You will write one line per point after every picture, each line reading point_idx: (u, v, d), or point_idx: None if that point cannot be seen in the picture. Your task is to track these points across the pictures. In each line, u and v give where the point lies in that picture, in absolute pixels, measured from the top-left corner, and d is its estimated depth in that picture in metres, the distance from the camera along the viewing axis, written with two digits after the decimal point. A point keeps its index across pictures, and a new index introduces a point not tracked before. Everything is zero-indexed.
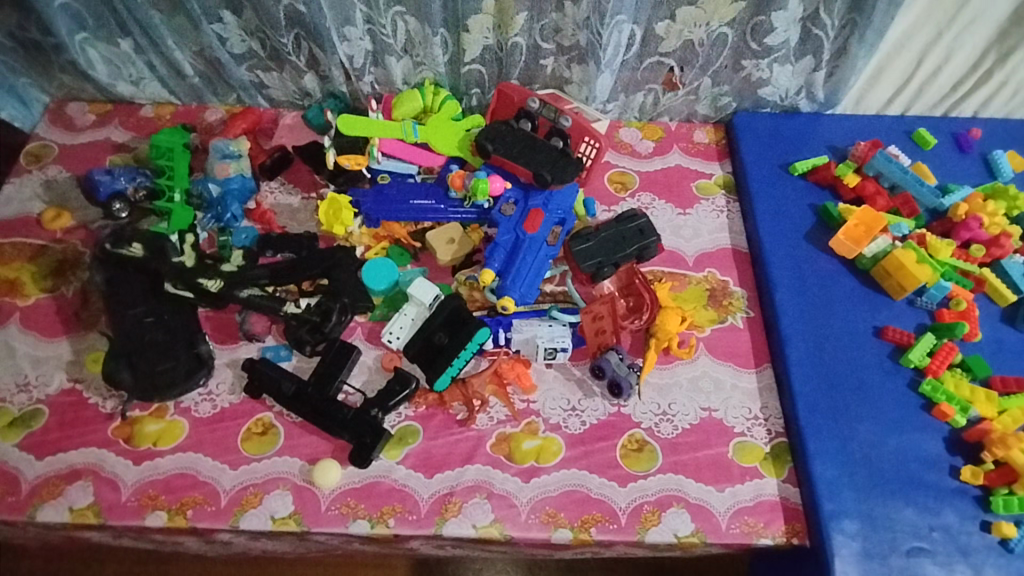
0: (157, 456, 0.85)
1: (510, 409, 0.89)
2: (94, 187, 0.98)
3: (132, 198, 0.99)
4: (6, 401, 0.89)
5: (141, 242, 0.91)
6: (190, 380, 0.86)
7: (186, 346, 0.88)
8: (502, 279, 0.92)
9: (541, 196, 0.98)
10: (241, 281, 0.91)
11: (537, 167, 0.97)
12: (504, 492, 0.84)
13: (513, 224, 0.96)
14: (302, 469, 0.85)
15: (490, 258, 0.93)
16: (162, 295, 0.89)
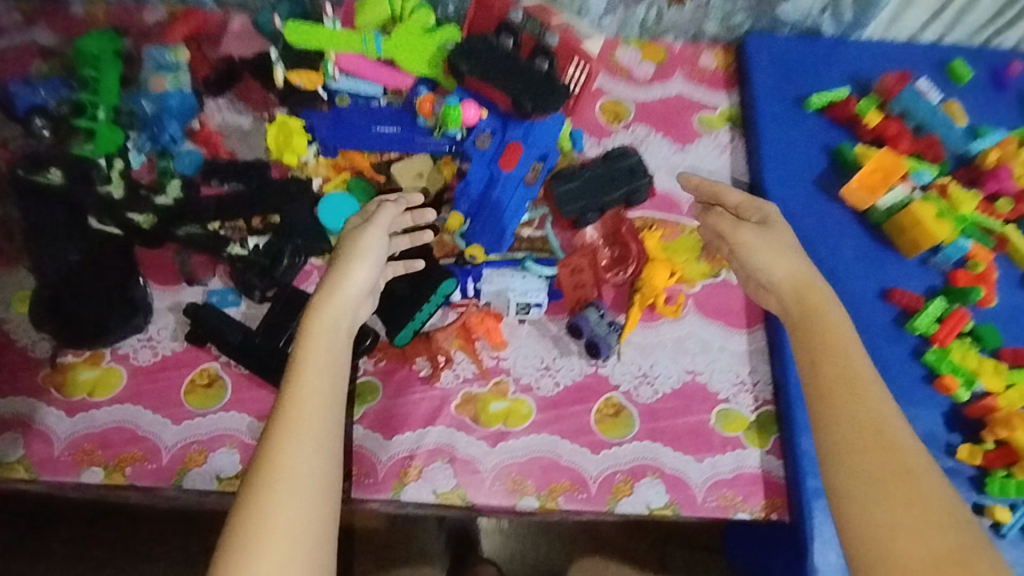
0: (92, 408, 0.78)
1: (478, 367, 0.82)
2: (9, 99, 0.85)
3: (55, 113, 0.85)
4: None
5: (61, 168, 0.81)
6: (126, 324, 0.79)
7: (118, 288, 0.79)
8: (473, 225, 0.83)
9: (522, 128, 0.86)
10: (179, 216, 0.81)
11: (517, 94, 0.84)
12: (467, 457, 0.78)
13: (487, 160, 0.85)
14: (250, 426, 0.78)
15: (461, 201, 0.83)
16: (88, 230, 0.79)
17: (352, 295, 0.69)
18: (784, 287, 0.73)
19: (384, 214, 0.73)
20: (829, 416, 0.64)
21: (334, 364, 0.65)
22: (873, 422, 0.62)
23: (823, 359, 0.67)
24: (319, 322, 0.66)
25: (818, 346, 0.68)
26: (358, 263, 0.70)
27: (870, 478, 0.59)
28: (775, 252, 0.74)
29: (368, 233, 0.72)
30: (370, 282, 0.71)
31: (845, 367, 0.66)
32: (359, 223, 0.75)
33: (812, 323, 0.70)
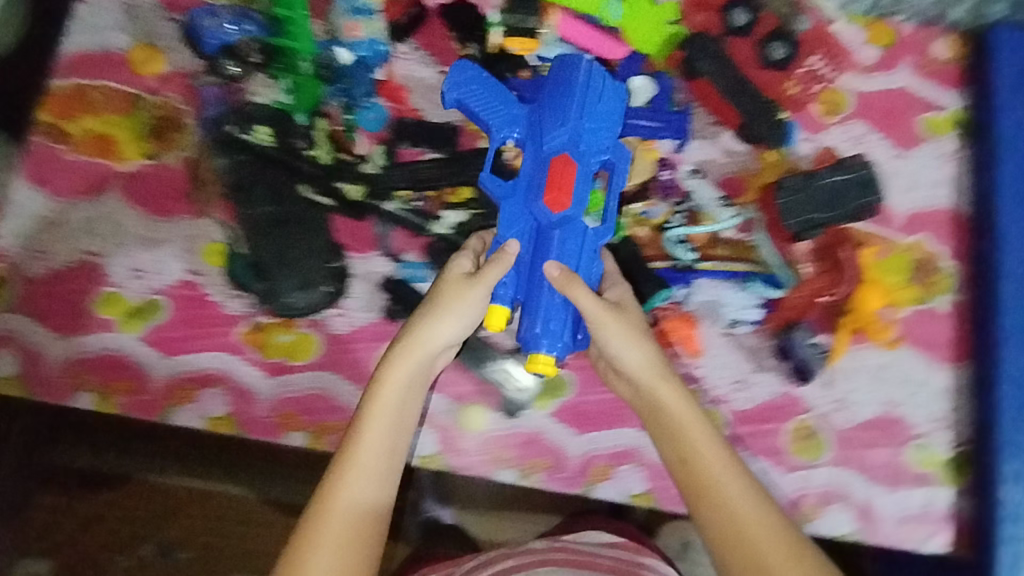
0: (291, 371, 0.78)
1: (673, 373, 0.80)
2: (201, 37, 0.80)
3: (244, 52, 0.81)
4: (120, 287, 0.80)
5: (267, 125, 0.78)
6: (328, 300, 0.78)
7: (321, 260, 0.77)
8: (531, 322, 0.70)
9: (563, 138, 0.73)
10: (382, 189, 0.79)
11: (754, 112, 0.81)
12: (657, 463, 0.79)
13: (528, 203, 0.73)
14: (446, 408, 0.79)
15: (499, 280, 0.71)
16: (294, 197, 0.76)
17: (430, 349, 0.70)
18: (644, 384, 0.72)
19: (495, 268, 0.70)
20: (714, 493, 0.69)
21: (405, 410, 0.70)
22: (714, 486, 0.69)
23: (691, 452, 0.71)
24: (406, 360, 0.69)
25: (676, 431, 0.72)
26: (447, 319, 0.70)
27: (738, 540, 0.67)
28: (629, 338, 0.71)
29: (472, 293, 0.70)
30: (460, 332, 0.71)
31: (686, 449, 0.71)
32: (466, 272, 0.72)
33: (664, 420, 0.72)
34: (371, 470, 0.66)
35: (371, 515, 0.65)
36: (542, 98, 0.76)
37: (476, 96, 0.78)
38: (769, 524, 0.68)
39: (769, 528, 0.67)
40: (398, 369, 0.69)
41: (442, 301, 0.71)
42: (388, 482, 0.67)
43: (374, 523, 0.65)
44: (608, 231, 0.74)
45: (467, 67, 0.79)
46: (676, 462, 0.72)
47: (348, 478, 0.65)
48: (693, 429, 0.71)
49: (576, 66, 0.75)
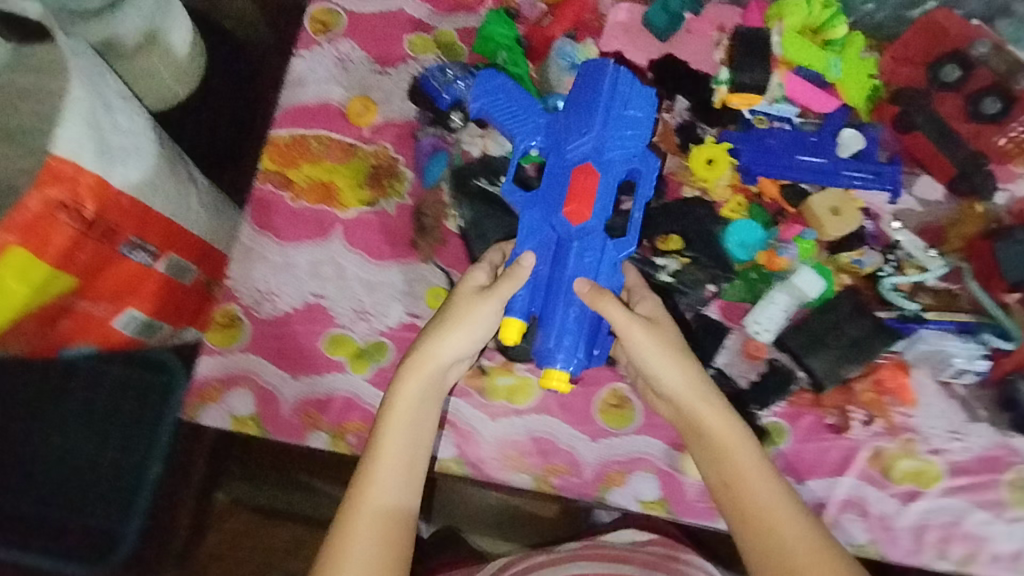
0: (514, 414, 0.81)
1: (888, 422, 0.81)
2: (433, 95, 0.86)
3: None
4: (347, 329, 0.83)
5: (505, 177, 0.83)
6: None
7: None
8: (545, 335, 0.70)
9: (587, 147, 0.74)
10: None
11: (970, 169, 0.82)
12: (881, 515, 0.79)
13: (549, 214, 0.74)
14: (664, 453, 0.80)
15: (511, 295, 0.71)
16: None
17: (441, 361, 0.71)
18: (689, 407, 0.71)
19: (507, 283, 0.70)
20: (756, 515, 0.65)
21: (418, 424, 0.71)
22: (762, 514, 0.65)
23: (730, 474, 0.68)
24: (417, 370, 0.71)
25: (719, 453, 0.69)
26: (456, 331, 0.71)
27: (774, 545, 0.64)
28: (665, 358, 0.70)
29: (481, 305, 0.71)
30: (472, 344, 0.72)
31: (728, 468, 0.69)
32: (479, 285, 0.73)
33: (706, 438, 0.70)
34: (392, 485, 0.68)
35: (387, 521, 0.66)
36: (568, 106, 0.77)
37: (481, 95, 0.81)
38: (798, 528, 0.64)
39: (787, 529, 0.64)
40: (409, 385, 0.70)
41: (452, 314, 0.72)
42: (407, 494, 0.68)
43: (390, 536, 0.65)
44: (632, 243, 0.74)
45: (493, 76, 0.81)
46: (722, 487, 0.69)
47: (370, 491, 0.67)
48: (732, 448, 0.69)
49: (601, 73, 0.75)
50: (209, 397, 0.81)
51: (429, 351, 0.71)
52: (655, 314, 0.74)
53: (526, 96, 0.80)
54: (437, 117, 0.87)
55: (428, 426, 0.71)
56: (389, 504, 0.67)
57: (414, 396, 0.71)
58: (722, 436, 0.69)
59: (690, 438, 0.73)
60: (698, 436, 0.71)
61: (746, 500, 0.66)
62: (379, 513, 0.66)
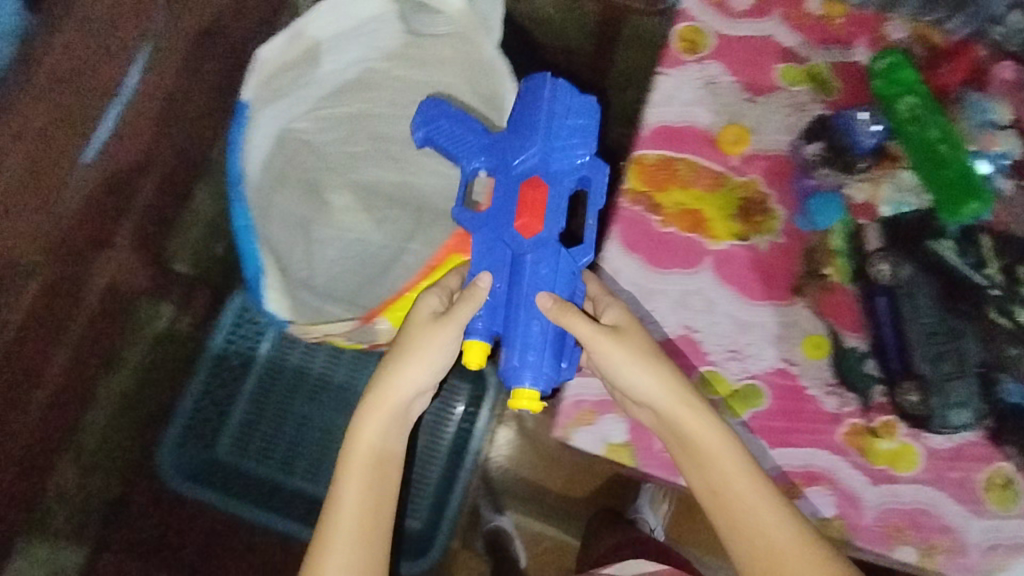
0: (896, 481, 0.77)
1: None
2: (851, 142, 0.82)
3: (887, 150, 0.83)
4: (719, 367, 0.80)
5: (950, 240, 0.78)
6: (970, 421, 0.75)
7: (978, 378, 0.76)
8: (508, 354, 0.62)
9: (532, 160, 0.68)
10: None
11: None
12: None
13: (499, 231, 0.67)
14: None
15: (468, 318, 0.64)
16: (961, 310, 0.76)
17: (399, 400, 0.65)
18: (665, 408, 0.67)
19: (461, 312, 0.64)
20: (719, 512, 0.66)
21: (388, 437, 0.66)
22: (750, 527, 0.64)
23: (703, 458, 0.66)
24: (376, 406, 0.65)
25: (711, 457, 0.66)
26: (416, 360, 0.65)
27: (774, 559, 0.63)
28: (641, 368, 0.66)
29: (440, 333, 0.64)
30: (437, 367, 0.66)
31: (699, 457, 0.67)
32: (434, 310, 0.67)
33: (687, 443, 0.67)
34: (348, 548, 0.63)
35: (369, 531, 0.64)
36: (512, 122, 0.72)
37: (427, 125, 0.79)
38: (782, 527, 0.64)
39: (774, 532, 0.64)
40: (376, 417, 0.64)
41: (413, 343, 0.66)
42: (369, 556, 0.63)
43: None
44: (590, 250, 0.68)
45: (436, 103, 0.79)
46: (709, 492, 0.67)
47: (333, 548, 0.62)
48: (687, 430, 0.67)
49: (541, 88, 0.70)
50: (584, 418, 0.78)
51: (385, 384, 0.65)
52: (626, 317, 0.68)
53: (469, 118, 0.77)
54: (844, 158, 0.82)
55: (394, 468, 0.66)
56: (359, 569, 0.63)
57: (375, 434, 0.65)
58: (700, 445, 0.67)
59: (671, 445, 0.70)
60: (679, 446, 0.68)
61: (748, 520, 0.64)
62: None
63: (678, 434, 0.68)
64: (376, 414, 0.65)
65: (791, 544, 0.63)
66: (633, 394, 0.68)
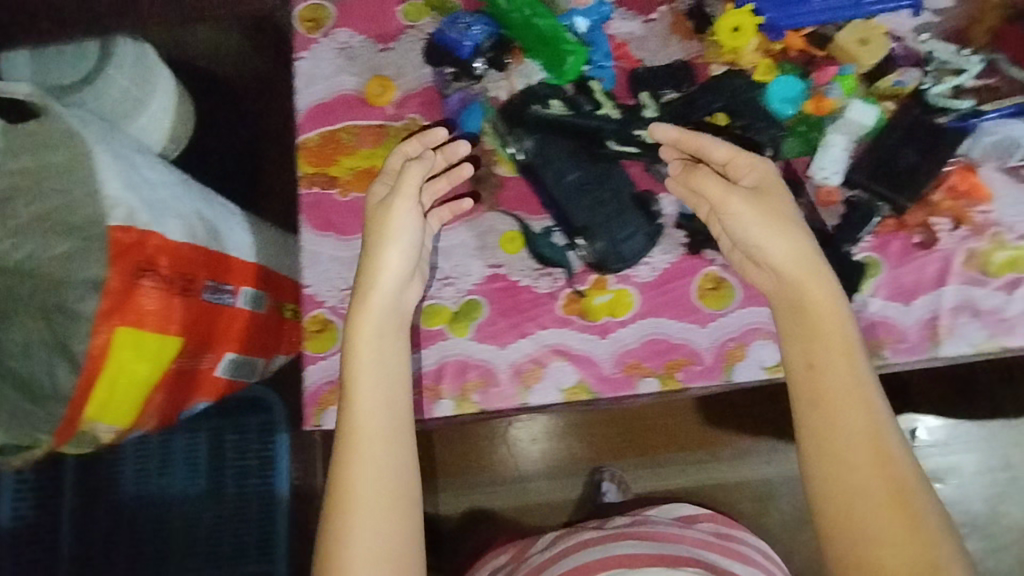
0: (620, 326, 0.81)
1: (973, 224, 0.82)
2: (450, 48, 0.86)
3: (489, 50, 0.85)
4: (436, 298, 0.83)
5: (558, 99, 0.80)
6: (651, 245, 0.79)
7: (637, 208, 0.79)
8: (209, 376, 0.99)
9: None
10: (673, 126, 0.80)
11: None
12: (993, 310, 0.80)
13: None
14: (775, 316, 0.80)
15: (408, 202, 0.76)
16: (600, 156, 0.79)
17: (387, 286, 0.73)
18: (790, 277, 0.68)
19: (407, 180, 0.75)
20: (817, 429, 0.63)
21: (386, 384, 0.70)
22: (851, 445, 0.62)
23: (828, 395, 0.64)
24: (364, 313, 0.71)
25: (821, 367, 0.65)
26: (390, 246, 0.75)
27: (846, 473, 0.61)
28: (773, 226, 0.69)
29: (394, 209, 0.75)
30: (407, 262, 0.75)
31: (821, 392, 0.64)
32: (380, 197, 0.78)
33: (805, 316, 0.67)
34: (370, 491, 0.65)
35: (398, 472, 0.67)
36: None
37: None
38: (878, 427, 0.62)
39: (842, 408, 0.63)
40: (356, 326, 0.71)
41: (379, 233, 0.76)
42: (402, 471, 0.67)
43: (393, 554, 0.64)
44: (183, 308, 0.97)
45: None
46: (805, 369, 0.66)
47: (352, 456, 0.66)
48: (835, 353, 0.65)
49: None
50: (329, 399, 0.81)
51: (371, 282, 0.73)
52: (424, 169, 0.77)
53: None
54: (465, 69, 0.86)
55: (396, 374, 0.70)
56: (381, 488, 0.66)
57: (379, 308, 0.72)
58: (825, 340, 0.65)
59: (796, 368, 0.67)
60: (802, 337, 0.67)
61: (854, 428, 0.62)
62: (368, 491, 0.65)
63: (817, 371, 0.65)
64: (365, 318, 0.72)
65: (846, 479, 0.61)
66: (757, 252, 0.71)
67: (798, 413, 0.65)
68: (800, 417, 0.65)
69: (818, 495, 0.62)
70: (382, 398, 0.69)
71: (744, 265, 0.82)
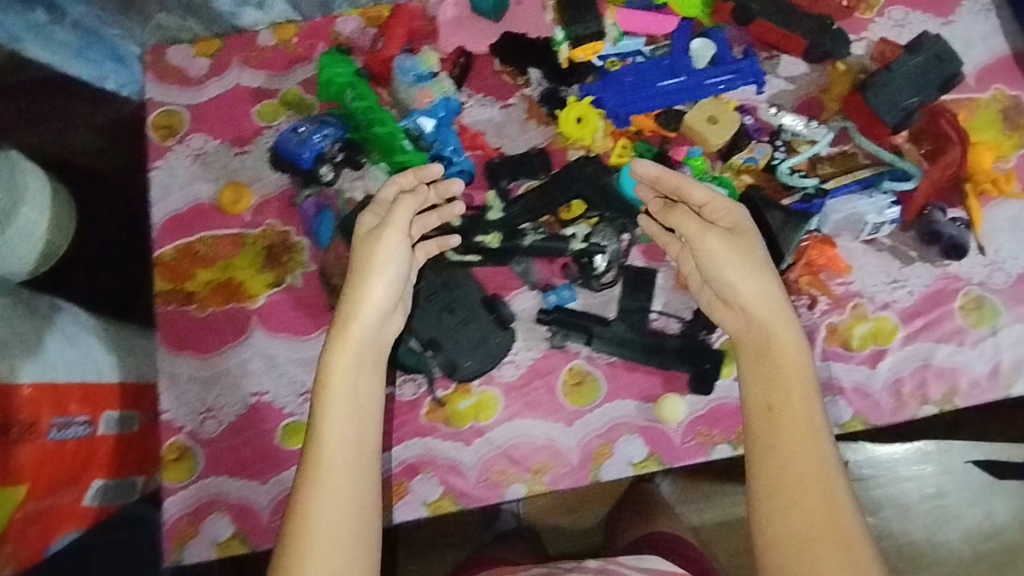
0: (486, 431, 0.79)
1: (832, 297, 0.82)
2: (294, 156, 0.83)
3: (333, 155, 0.84)
4: (297, 415, 0.81)
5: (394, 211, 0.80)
6: (500, 349, 0.77)
7: (484, 312, 0.77)
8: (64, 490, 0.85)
9: None
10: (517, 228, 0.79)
11: (818, 36, 0.83)
12: (855, 385, 0.80)
13: None
14: (640, 409, 0.79)
15: (405, 223, 0.70)
16: (444, 265, 0.78)
17: (375, 318, 0.68)
18: (755, 310, 0.66)
19: (398, 214, 0.70)
20: (771, 471, 0.59)
21: (360, 427, 0.64)
22: (803, 487, 0.58)
23: (787, 440, 0.60)
24: (343, 347, 0.66)
25: (782, 404, 0.61)
26: (377, 277, 0.68)
27: (801, 521, 0.57)
28: (754, 266, 0.67)
29: (383, 239, 0.69)
30: (390, 295, 0.69)
31: (785, 430, 0.60)
32: (370, 227, 0.71)
33: (770, 348, 0.64)
34: (326, 551, 0.57)
35: (356, 542, 0.59)
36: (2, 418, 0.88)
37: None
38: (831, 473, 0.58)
39: (793, 451, 0.59)
40: (338, 362, 0.65)
41: (364, 264, 0.69)
42: (362, 536, 0.59)
43: None
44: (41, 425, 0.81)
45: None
46: (763, 407, 0.62)
47: (313, 508, 0.59)
48: (796, 393, 0.62)
49: None
50: (186, 534, 0.79)
51: (351, 316, 0.67)
52: (415, 199, 0.71)
53: None
54: (310, 176, 0.85)
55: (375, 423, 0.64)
56: (348, 552, 0.58)
57: (364, 341, 0.67)
58: (784, 376, 0.62)
59: (754, 409, 0.63)
60: (766, 371, 0.63)
61: (807, 474, 0.58)
62: (333, 552, 0.58)
63: (775, 413, 0.61)
64: (343, 353, 0.66)
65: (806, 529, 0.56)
66: (728, 293, 0.68)
67: (749, 456, 0.61)
68: (754, 461, 0.61)
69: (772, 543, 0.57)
70: (353, 450, 0.63)
71: (609, 356, 0.80)
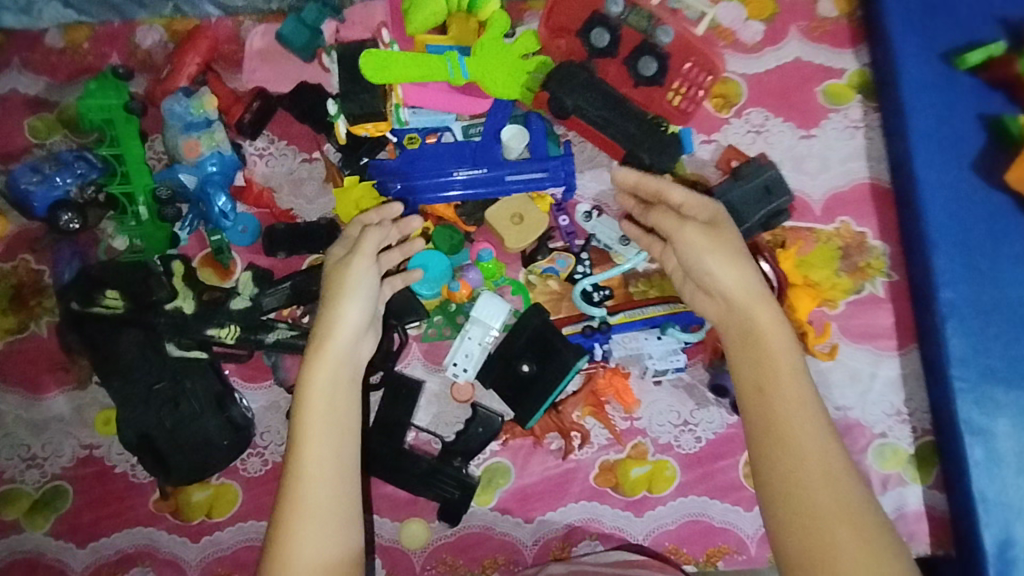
0: (216, 529, 0.73)
1: (612, 432, 0.75)
2: (27, 199, 0.73)
3: (80, 200, 0.74)
4: (18, 482, 0.75)
5: (118, 288, 0.71)
6: (229, 452, 0.71)
7: (216, 409, 0.70)
8: None
9: None
10: (256, 324, 0.71)
11: (637, 148, 0.74)
12: (616, 530, 0.74)
13: None
14: (384, 527, 0.74)
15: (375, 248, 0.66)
16: (167, 357, 0.70)
17: (348, 336, 0.62)
18: (740, 305, 0.62)
19: (368, 241, 0.66)
20: (778, 447, 0.56)
21: (333, 417, 0.60)
22: (811, 481, 0.55)
23: (780, 423, 0.57)
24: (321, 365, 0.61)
25: (785, 394, 0.58)
26: (348, 302, 0.63)
27: (816, 513, 0.54)
28: (726, 254, 0.63)
29: (354, 266, 0.65)
30: (364, 318, 0.64)
31: (772, 410, 0.58)
32: (340, 257, 0.67)
33: (755, 337, 0.61)
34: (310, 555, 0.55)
35: (338, 477, 0.58)
36: None
37: None
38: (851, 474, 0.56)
39: (813, 440, 0.56)
40: (317, 377, 0.60)
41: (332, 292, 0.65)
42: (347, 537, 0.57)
43: None
44: None
45: None
46: (755, 391, 0.59)
47: (299, 509, 0.56)
48: (784, 373, 0.59)
49: None
50: None
51: (325, 334, 0.62)
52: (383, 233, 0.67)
53: None
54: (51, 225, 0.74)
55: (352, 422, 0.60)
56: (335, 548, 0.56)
57: (345, 352, 0.62)
58: (782, 363, 0.59)
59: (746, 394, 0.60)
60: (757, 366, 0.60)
61: (823, 466, 0.55)
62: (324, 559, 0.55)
63: (767, 396, 0.59)
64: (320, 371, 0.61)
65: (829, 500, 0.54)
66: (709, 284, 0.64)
67: (756, 446, 0.58)
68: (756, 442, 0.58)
69: (778, 514, 0.55)
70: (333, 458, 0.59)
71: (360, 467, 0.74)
